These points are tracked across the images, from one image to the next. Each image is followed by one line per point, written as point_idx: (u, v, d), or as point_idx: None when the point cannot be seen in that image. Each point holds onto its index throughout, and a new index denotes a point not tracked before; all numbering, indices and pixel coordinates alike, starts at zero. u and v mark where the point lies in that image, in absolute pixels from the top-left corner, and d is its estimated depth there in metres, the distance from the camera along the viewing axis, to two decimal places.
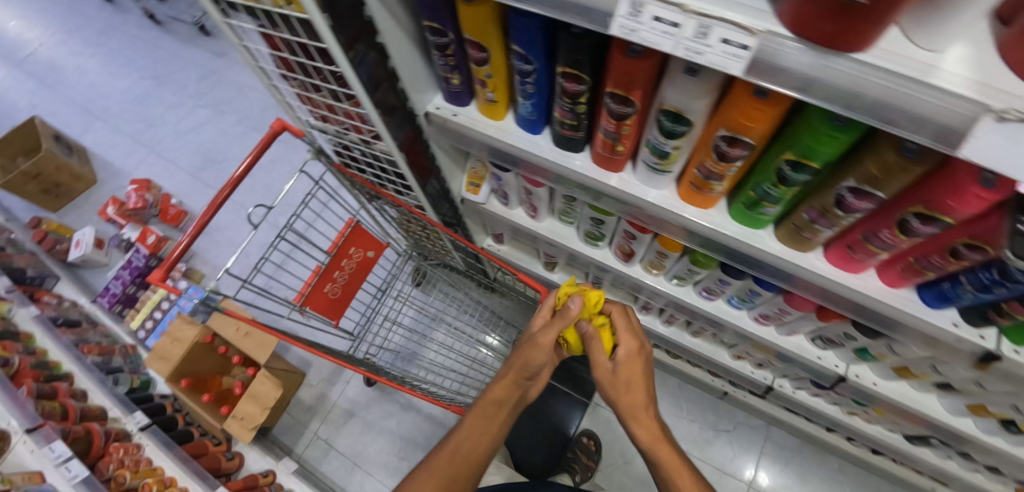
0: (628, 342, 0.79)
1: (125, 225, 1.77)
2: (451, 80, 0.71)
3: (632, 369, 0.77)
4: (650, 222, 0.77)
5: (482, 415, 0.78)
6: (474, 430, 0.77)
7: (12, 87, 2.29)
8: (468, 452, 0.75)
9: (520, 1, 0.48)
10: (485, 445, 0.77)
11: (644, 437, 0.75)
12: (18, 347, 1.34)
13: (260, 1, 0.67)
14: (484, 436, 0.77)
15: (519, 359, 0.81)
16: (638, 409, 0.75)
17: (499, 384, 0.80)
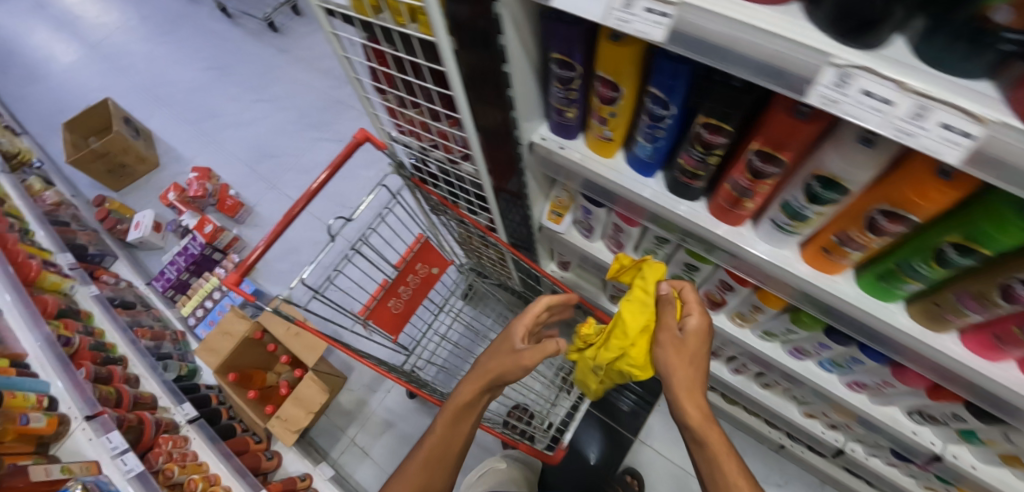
0: (699, 309, 0.71)
1: (185, 213, 1.80)
2: (567, 113, 0.67)
3: (691, 342, 0.70)
4: (754, 275, 0.71)
5: (453, 415, 0.78)
6: (451, 429, 0.78)
7: (88, 70, 2.39)
8: (442, 452, 0.77)
9: (699, 52, 0.42)
10: (457, 444, 0.79)
11: (696, 421, 0.66)
12: (79, 326, 1.36)
13: (380, 17, 0.62)
14: (457, 436, 0.79)
15: (491, 364, 0.81)
16: (684, 391, 0.68)
17: (471, 387, 0.80)
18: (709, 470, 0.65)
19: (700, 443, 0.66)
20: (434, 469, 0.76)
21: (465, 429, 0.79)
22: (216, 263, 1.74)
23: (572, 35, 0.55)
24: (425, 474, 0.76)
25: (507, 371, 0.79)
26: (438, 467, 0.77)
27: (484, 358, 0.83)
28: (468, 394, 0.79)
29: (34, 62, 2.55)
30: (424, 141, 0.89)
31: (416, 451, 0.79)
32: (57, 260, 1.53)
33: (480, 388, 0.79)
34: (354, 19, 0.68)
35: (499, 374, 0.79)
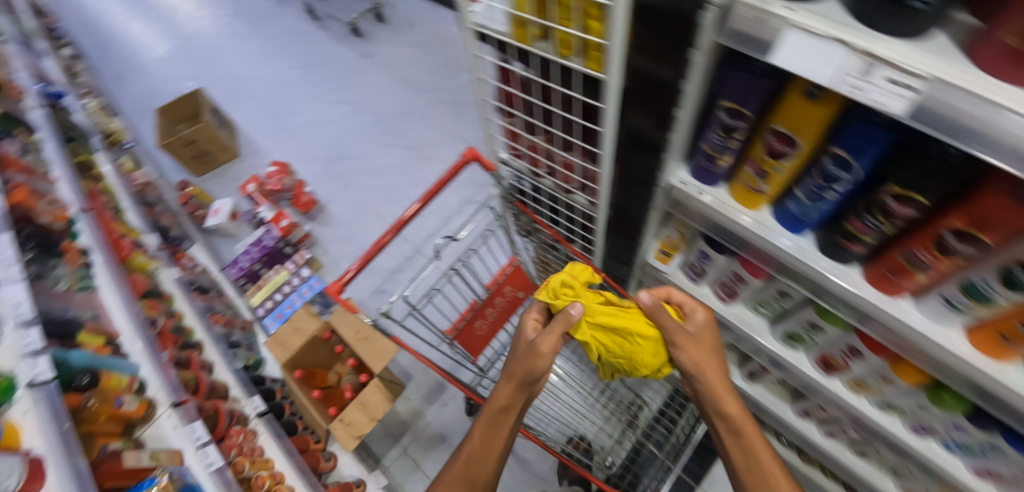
0: (700, 308, 0.77)
1: (263, 204, 1.84)
2: (719, 160, 0.65)
3: (703, 337, 0.76)
4: (892, 342, 0.67)
5: (489, 418, 0.75)
6: (481, 429, 0.75)
7: (185, 65, 2.58)
8: (475, 461, 0.74)
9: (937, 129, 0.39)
10: (495, 450, 0.74)
11: (732, 413, 0.72)
12: (162, 307, 1.35)
13: (543, 49, 0.60)
14: (496, 439, 0.75)
15: (517, 364, 0.75)
16: (719, 386, 0.74)
17: (503, 387, 0.75)
18: (745, 460, 0.71)
19: (735, 431, 0.73)
20: (474, 475, 0.73)
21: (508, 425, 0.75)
22: (286, 257, 1.77)
23: (757, 86, 0.53)
24: (467, 479, 0.73)
25: (533, 367, 0.73)
26: (476, 476, 0.73)
27: (509, 359, 0.76)
28: (505, 395, 0.74)
29: (133, 53, 2.74)
30: (540, 167, 0.87)
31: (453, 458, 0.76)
32: (145, 241, 1.55)
33: (517, 389, 0.74)
34: (508, 46, 0.65)
35: (523, 375, 0.74)
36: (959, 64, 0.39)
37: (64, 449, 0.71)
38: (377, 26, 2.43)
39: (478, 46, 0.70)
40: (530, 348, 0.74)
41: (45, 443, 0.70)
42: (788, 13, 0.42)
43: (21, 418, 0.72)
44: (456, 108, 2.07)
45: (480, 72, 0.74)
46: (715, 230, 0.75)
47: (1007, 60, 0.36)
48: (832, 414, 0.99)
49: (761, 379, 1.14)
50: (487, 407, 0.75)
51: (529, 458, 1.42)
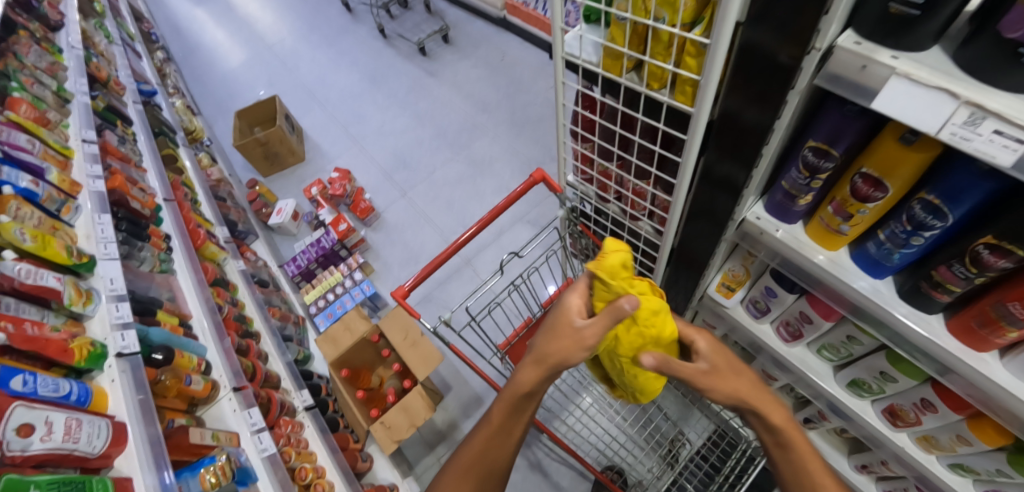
0: (702, 335, 0.70)
1: (325, 207, 1.95)
2: (799, 199, 0.66)
3: (720, 364, 0.67)
4: (976, 399, 0.64)
5: (510, 407, 0.66)
6: (493, 409, 0.68)
7: (263, 73, 2.79)
8: (481, 445, 0.67)
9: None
10: (513, 434, 0.68)
11: (778, 424, 0.66)
12: (227, 297, 1.41)
13: (631, 81, 0.64)
14: (514, 429, 0.68)
15: (547, 347, 0.63)
16: (759, 398, 0.66)
17: (525, 370, 0.65)
18: (793, 472, 0.65)
19: (782, 442, 0.66)
20: (484, 458, 0.67)
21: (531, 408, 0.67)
22: (341, 259, 1.84)
23: (850, 129, 0.54)
24: (477, 471, 0.66)
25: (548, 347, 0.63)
26: (486, 465, 0.67)
27: (539, 337, 0.65)
28: (529, 381, 0.64)
29: (216, 59, 2.97)
30: (609, 192, 0.90)
31: (472, 434, 0.69)
32: (216, 232, 1.63)
33: (545, 375, 0.63)
34: (596, 75, 0.69)
35: (550, 361, 0.63)
36: None
37: (142, 417, 0.72)
38: (442, 47, 2.57)
39: (564, 74, 0.75)
40: (570, 329, 0.63)
41: (127, 411, 0.72)
42: (894, 63, 0.44)
43: (109, 385, 0.74)
44: (514, 128, 2.13)
45: (563, 98, 0.78)
46: (787, 267, 0.75)
47: None
48: (897, 473, 0.95)
49: (817, 427, 1.10)
50: (506, 393, 0.66)
51: (563, 483, 1.40)
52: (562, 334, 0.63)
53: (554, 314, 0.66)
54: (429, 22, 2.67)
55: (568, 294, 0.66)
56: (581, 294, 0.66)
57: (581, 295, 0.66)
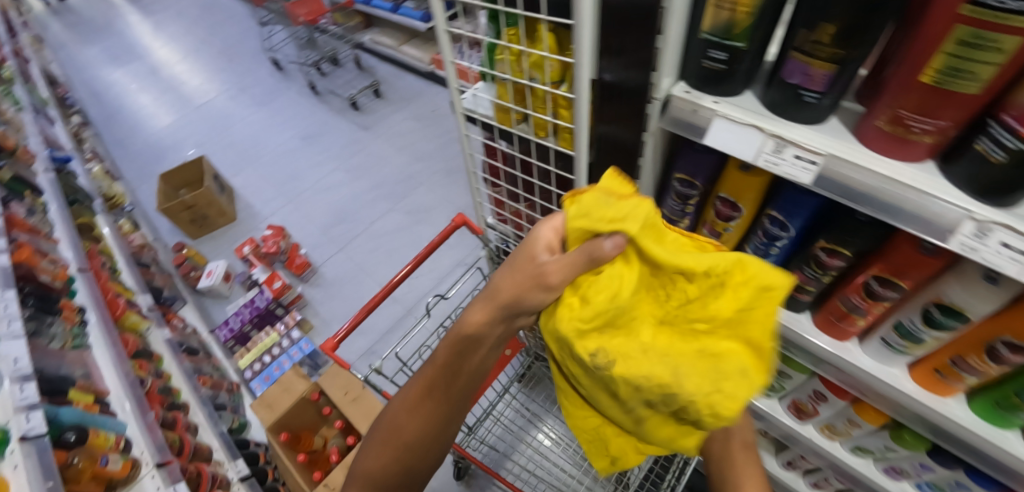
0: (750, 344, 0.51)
1: (258, 266, 1.92)
2: (679, 223, 0.75)
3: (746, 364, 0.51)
4: (855, 385, 0.74)
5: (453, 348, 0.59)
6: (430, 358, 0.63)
7: (190, 133, 2.74)
8: (415, 397, 0.63)
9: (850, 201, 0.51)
10: (464, 376, 0.61)
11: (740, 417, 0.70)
12: (151, 368, 1.30)
13: (522, 129, 0.72)
14: (462, 371, 0.60)
15: (506, 282, 0.56)
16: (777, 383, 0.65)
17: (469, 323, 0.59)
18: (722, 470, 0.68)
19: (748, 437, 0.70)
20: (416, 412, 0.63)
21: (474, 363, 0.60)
22: (277, 318, 1.80)
23: (702, 160, 0.64)
24: (426, 410, 0.63)
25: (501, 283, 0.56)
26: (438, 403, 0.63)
27: (499, 271, 0.57)
28: (478, 319, 0.57)
29: (140, 122, 2.89)
30: (524, 231, 0.96)
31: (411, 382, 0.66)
32: (138, 301, 1.53)
33: (493, 315, 0.56)
34: (493, 126, 0.77)
35: (505, 298, 0.56)
36: (848, 142, 0.52)
37: None
38: (375, 101, 2.65)
39: (467, 127, 0.82)
40: (536, 259, 0.55)
41: None
42: (715, 106, 0.54)
43: (10, 473, 0.66)
44: (450, 175, 2.21)
45: (469, 150, 0.85)
46: None
47: (885, 141, 0.49)
48: (815, 464, 1.02)
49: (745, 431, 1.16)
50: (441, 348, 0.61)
51: None
52: (520, 268, 0.56)
53: (521, 248, 0.57)
54: (360, 80, 2.77)
55: (540, 225, 0.57)
56: (557, 226, 0.56)
57: (558, 229, 0.57)
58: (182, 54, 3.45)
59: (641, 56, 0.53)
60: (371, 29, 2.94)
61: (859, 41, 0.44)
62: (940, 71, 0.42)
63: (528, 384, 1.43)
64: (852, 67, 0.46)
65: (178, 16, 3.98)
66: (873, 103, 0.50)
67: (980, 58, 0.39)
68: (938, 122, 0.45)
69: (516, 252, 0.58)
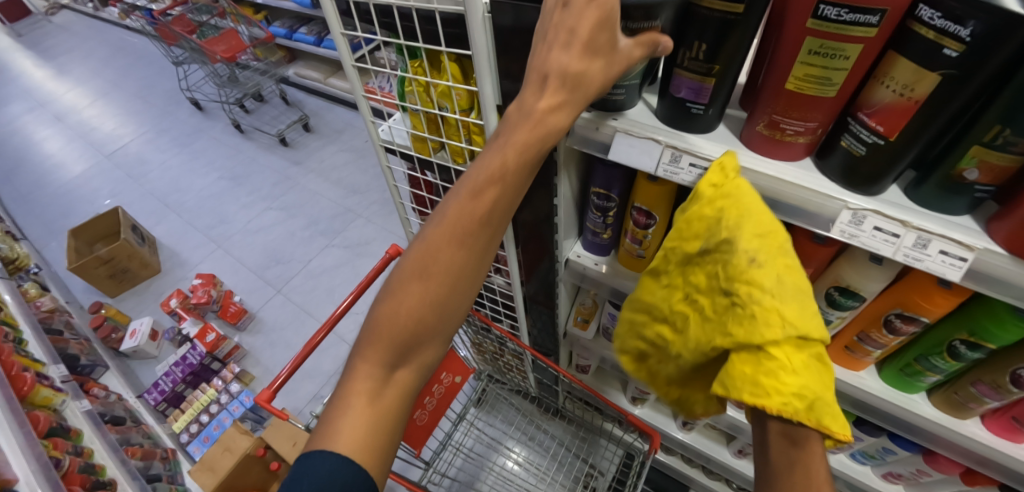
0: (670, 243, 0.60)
1: (186, 319, 1.80)
2: (602, 234, 0.79)
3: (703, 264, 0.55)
4: None
5: (477, 185, 0.50)
6: (498, 143, 0.50)
7: (103, 182, 2.54)
8: (476, 203, 0.50)
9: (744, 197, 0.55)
10: (494, 223, 0.51)
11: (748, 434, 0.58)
12: (69, 446, 1.15)
13: (441, 157, 0.76)
14: (490, 219, 0.51)
15: (570, 68, 0.47)
16: None
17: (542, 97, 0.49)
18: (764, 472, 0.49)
19: (789, 431, 0.47)
20: (465, 232, 0.50)
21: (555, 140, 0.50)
22: (214, 373, 1.68)
23: (614, 173, 0.68)
24: (438, 254, 0.50)
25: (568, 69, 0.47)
26: (448, 260, 0.50)
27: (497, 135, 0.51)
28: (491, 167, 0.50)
29: (44, 173, 2.65)
30: None
31: (458, 185, 0.52)
32: (49, 372, 1.37)
33: (506, 173, 0.50)
34: (412, 156, 0.80)
35: (574, 83, 0.48)
36: (736, 146, 0.55)
37: None
38: (305, 135, 2.59)
39: (387, 158, 0.82)
40: (614, 42, 0.46)
41: None
42: (615, 123, 0.58)
43: None
44: (388, 205, 2.18)
45: (392, 180, 0.85)
46: (619, 297, 0.87)
47: (766, 142, 0.53)
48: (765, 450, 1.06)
49: (694, 427, 1.20)
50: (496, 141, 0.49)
51: None
52: (578, 51, 0.46)
53: (591, 12, 0.45)
54: (288, 114, 2.71)
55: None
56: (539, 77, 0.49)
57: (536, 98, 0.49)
58: (92, 98, 3.22)
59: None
60: (296, 62, 2.87)
61: (730, 56, 0.48)
62: (804, 78, 0.45)
63: (485, 408, 1.42)
64: (728, 80, 0.50)
65: (84, 58, 3.71)
66: (753, 109, 0.53)
67: (833, 65, 0.43)
68: (808, 124, 0.48)
69: (585, 19, 0.45)
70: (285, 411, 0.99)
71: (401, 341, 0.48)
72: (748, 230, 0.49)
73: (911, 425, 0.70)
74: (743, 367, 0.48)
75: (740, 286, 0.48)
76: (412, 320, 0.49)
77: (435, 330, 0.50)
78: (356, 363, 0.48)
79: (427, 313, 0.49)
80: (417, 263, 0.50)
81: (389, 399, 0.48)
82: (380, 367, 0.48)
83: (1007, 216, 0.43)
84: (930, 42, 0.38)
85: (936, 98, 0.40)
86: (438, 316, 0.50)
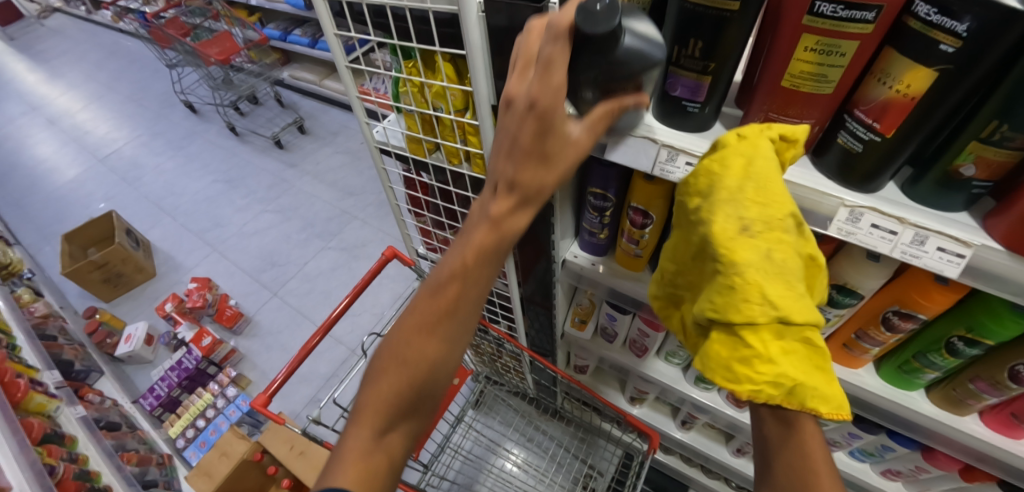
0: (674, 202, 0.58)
1: (182, 323, 1.79)
2: (599, 234, 0.79)
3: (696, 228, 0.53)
4: None
5: (440, 280, 0.51)
6: (462, 236, 0.52)
7: (96, 186, 2.53)
8: (440, 296, 0.51)
9: None
10: (466, 311, 0.52)
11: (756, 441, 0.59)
12: (63, 453, 1.13)
13: (437, 158, 0.76)
14: (459, 309, 0.51)
15: (518, 175, 0.48)
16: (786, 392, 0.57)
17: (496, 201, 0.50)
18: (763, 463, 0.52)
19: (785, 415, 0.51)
20: (434, 322, 0.51)
21: (514, 234, 0.51)
22: (210, 377, 1.67)
23: (610, 173, 0.67)
24: (407, 345, 0.51)
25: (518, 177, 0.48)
26: (419, 350, 0.51)
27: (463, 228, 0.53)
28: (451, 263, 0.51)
29: (37, 177, 2.63)
30: None
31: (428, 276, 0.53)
32: (43, 378, 1.35)
33: (468, 266, 0.50)
34: (407, 157, 0.80)
35: (529, 192, 0.49)
36: None
37: None
38: (300, 137, 2.58)
39: (382, 160, 0.82)
40: (562, 142, 0.47)
41: None
42: None
43: None
44: (384, 207, 2.17)
45: (387, 182, 0.85)
46: (616, 297, 0.86)
47: None
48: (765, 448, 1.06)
49: (693, 426, 1.20)
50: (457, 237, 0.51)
51: None
52: (523, 154, 0.47)
53: (530, 121, 0.46)
54: (282, 116, 2.70)
55: (544, 93, 0.45)
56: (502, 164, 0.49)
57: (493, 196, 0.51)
58: (85, 101, 3.20)
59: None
60: (291, 64, 2.87)
61: (725, 55, 0.48)
62: (801, 75, 0.45)
63: (483, 411, 1.41)
64: (724, 78, 0.50)
65: (77, 61, 3.69)
66: (749, 107, 0.53)
67: (829, 62, 0.43)
68: (804, 121, 0.48)
69: (524, 129, 0.46)
70: (281, 416, 0.98)
71: (381, 422, 0.50)
72: (749, 195, 0.47)
73: (910, 422, 0.70)
74: (719, 349, 0.49)
75: (726, 253, 0.47)
76: (388, 405, 0.50)
77: (411, 414, 0.52)
78: (337, 450, 0.50)
79: (402, 401, 0.50)
80: (395, 352, 0.51)
81: (378, 460, 0.50)
82: (369, 431, 0.49)
83: (1005, 212, 0.43)
84: (927, 38, 0.38)
85: (932, 94, 0.40)
86: (414, 401, 0.51)
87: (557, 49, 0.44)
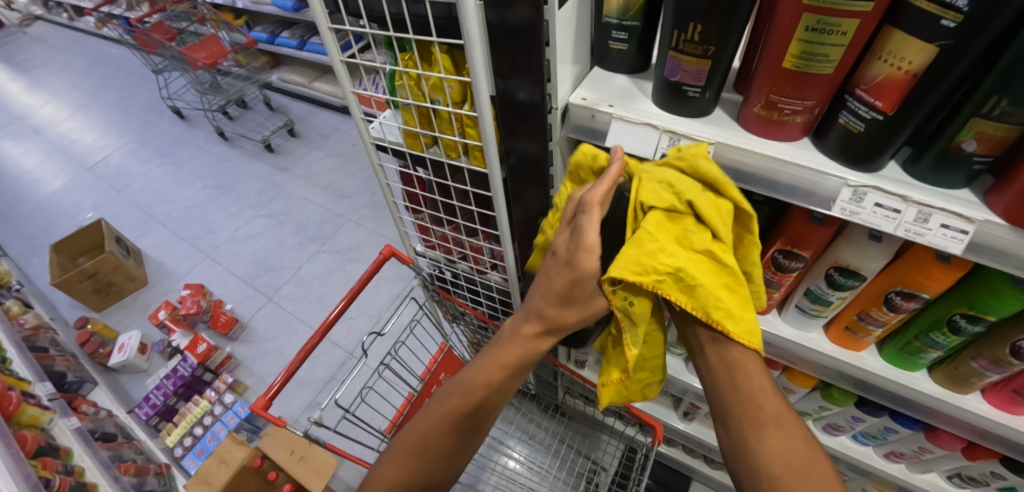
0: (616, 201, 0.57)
1: (176, 331, 1.76)
2: None
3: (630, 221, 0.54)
4: (784, 354, 0.79)
5: (467, 393, 0.67)
6: (494, 354, 0.66)
7: (84, 194, 2.49)
8: (467, 402, 0.67)
9: (742, 183, 0.55)
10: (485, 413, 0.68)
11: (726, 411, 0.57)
12: (58, 465, 1.11)
13: (434, 153, 0.75)
14: (481, 415, 0.68)
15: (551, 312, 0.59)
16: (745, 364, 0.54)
17: (527, 324, 0.63)
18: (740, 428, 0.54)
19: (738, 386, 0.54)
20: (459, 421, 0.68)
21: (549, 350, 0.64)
22: (206, 384, 1.65)
23: None
24: (434, 432, 0.69)
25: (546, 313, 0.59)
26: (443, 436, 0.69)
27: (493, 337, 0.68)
28: (484, 377, 0.65)
29: (23, 188, 2.58)
30: (453, 254, 1.03)
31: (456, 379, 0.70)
32: (35, 391, 1.33)
33: (493, 382, 0.65)
34: (404, 153, 0.79)
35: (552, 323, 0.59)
36: (734, 129, 0.55)
37: None
38: (291, 141, 2.56)
39: (378, 156, 0.81)
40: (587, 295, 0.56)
41: None
42: (611, 110, 0.58)
43: None
44: (378, 209, 2.16)
45: (385, 179, 0.84)
46: None
47: (763, 123, 0.52)
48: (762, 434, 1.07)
49: (695, 417, 1.20)
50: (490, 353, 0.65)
51: None
52: (555, 299, 0.57)
53: (565, 274, 0.55)
54: (272, 120, 2.68)
55: (579, 257, 0.53)
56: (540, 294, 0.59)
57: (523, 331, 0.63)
58: (70, 110, 3.14)
59: (534, 78, 0.56)
60: (279, 67, 2.84)
61: (724, 37, 0.47)
62: (798, 56, 0.45)
63: None
64: (724, 62, 0.50)
65: (62, 70, 3.63)
66: (749, 91, 0.53)
67: (828, 42, 0.43)
68: (805, 102, 0.48)
69: (560, 278, 0.56)
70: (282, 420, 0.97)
71: None
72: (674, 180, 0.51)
73: (914, 403, 0.71)
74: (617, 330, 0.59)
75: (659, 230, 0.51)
76: (409, 478, 0.70)
77: (426, 483, 0.71)
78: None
79: (421, 477, 0.70)
80: (422, 439, 0.70)
81: None
82: None
83: (1007, 187, 0.43)
84: (928, 15, 0.38)
85: (933, 71, 0.40)
86: (429, 474, 0.71)
87: (590, 218, 0.52)
